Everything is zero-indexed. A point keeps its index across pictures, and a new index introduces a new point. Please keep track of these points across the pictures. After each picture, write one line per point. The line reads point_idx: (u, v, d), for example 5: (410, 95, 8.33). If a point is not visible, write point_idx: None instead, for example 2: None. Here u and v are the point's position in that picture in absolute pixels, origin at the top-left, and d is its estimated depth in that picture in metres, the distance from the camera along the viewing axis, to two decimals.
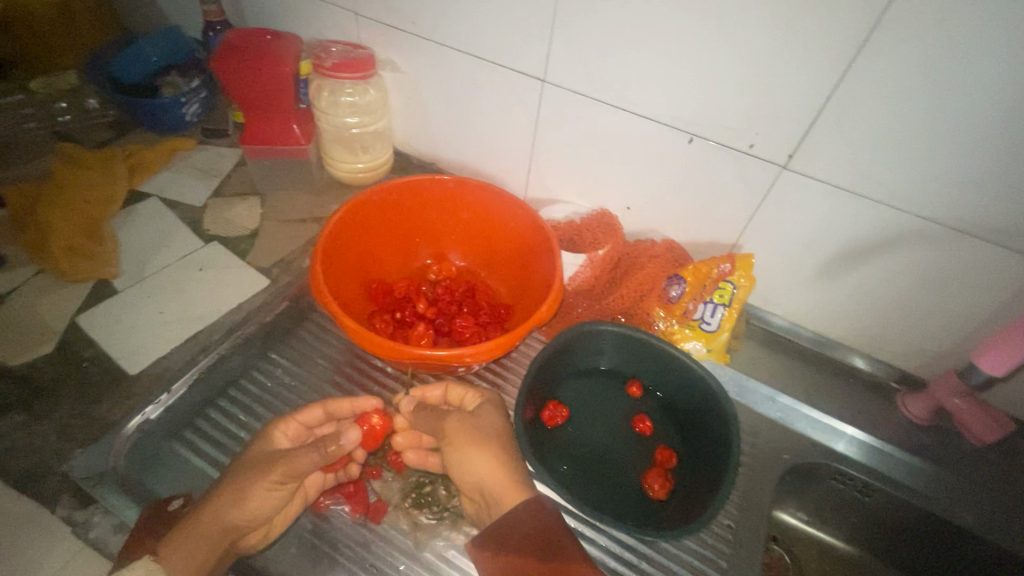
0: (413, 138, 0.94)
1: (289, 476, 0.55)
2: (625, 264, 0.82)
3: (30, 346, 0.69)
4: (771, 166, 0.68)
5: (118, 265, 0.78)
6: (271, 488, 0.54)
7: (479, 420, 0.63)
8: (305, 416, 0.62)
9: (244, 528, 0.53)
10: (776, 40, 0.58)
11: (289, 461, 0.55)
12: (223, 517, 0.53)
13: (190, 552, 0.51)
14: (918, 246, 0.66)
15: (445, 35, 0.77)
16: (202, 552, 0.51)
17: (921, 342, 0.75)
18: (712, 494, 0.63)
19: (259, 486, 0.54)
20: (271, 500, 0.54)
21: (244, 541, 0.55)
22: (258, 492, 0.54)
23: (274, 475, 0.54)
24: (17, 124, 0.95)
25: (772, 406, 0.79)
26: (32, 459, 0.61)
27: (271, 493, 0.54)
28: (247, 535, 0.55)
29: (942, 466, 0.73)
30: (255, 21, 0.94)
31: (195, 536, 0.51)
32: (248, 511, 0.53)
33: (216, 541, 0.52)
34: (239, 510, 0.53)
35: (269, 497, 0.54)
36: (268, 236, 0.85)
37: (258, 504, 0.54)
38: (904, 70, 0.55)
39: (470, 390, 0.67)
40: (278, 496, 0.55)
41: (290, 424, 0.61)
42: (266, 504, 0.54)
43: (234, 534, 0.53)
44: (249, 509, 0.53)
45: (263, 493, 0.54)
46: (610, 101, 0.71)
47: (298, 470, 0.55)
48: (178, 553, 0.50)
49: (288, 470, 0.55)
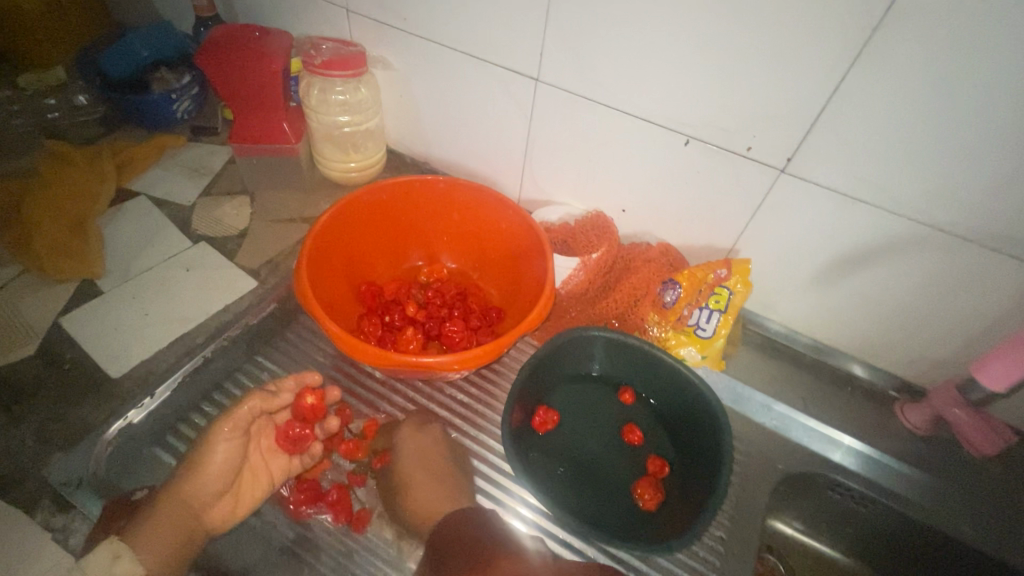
0: (406, 137, 0.92)
1: (240, 428, 0.62)
2: (619, 267, 0.81)
3: (11, 347, 0.68)
4: (769, 170, 0.66)
5: (103, 264, 0.77)
6: (220, 443, 0.60)
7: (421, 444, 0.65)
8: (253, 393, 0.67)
9: (203, 492, 0.58)
10: (772, 40, 0.56)
11: (231, 415, 0.62)
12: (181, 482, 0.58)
13: (156, 524, 0.54)
14: (919, 253, 0.64)
15: (436, 32, 0.75)
16: (169, 522, 0.55)
17: (922, 350, 0.73)
18: (703, 506, 0.62)
19: (211, 444, 0.60)
20: (224, 456, 0.60)
21: (212, 514, 0.58)
22: (208, 450, 0.60)
23: (218, 429, 0.60)
24: (5, 120, 0.94)
25: (769, 414, 0.77)
26: (8, 463, 0.60)
27: (221, 450, 0.60)
28: (211, 507, 0.58)
29: (942, 478, 0.71)
30: (245, 17, 0.93)
31: (161, 505, 0.56)
32: (202, 470, 0.59)
33: (180, 510, 0.56)
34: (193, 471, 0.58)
35: (224, 453, 0.60)
36: (257, 236, 0.83)
37: (213, 461, 0.59)
38: (905, 74, 0.53)
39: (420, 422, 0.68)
40: (228, 449, 0.60)
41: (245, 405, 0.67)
42: (219, 462, 0.59)
43: (198, 502, 0.58)
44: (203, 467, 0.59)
45: (214, 451, 0.60)
46: (604, 101, 0.70)
47: (241, 421, 0.62)
48: (143, 527, 0.53)
49: (233, 423, 0.61)
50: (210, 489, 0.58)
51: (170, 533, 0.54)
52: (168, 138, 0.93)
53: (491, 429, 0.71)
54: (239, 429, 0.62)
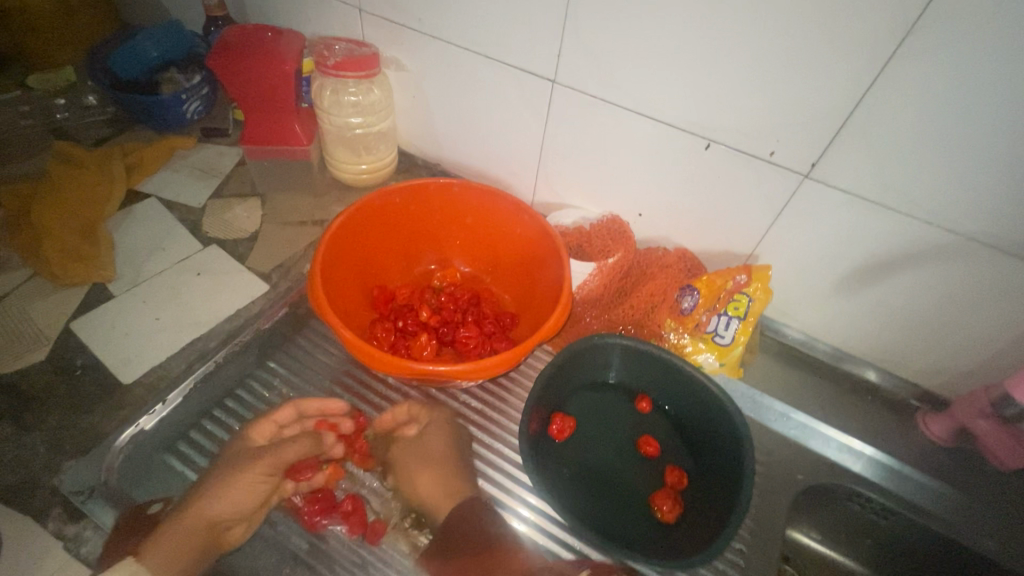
0: (418, 138, 0.91)
1: (272, 467, 0.62)
2: (637, 273, 0.79)
3: (22, 353, 0.68)
4: (793, 175, 0.64)
5: (114, 268, 0.77)
6: (254, 479, 0.60)
7: (432, 441, 0.68)
8: (276, 415, 0.66)
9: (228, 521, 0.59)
10: (800, 42, 0.55)
11: (273, 455, 0.63)
12: (207, 510, 0.58)
13: (172, 549, 0.57)
14: (947, 261, 0.63)
15: (451, 33, 0.74)
16: (186, 544, 0.57)
17: (945, 360, 0.72)
18: (726, 517, 0.61)
19: (239, 478, 0.60)
20: (255, 492, 0.60)
21: (230, 535, 0.59)
22: (243, 484, 0.60)
23: (259, 468, 0.61)
24: (14, 121, 0.93)
25: (787, 424, 0.76)
26: (19, 471, 0.59)
27: (254, 487, 0.60)
28: (230, 530, 0.59)
29: (966, 491, 0.70)
30: (256, 16, 0.92)
31: (183, 528, 0.58)
32: (228, 503, 0.59)
33: (200, 532, 0.58)
34: (222, 503, 0.59)
35: (252, 486, 0.60)
36: (268, 239, 0.82)
37: (239, 494, 0.59)
38: (940, 78, 0.52)
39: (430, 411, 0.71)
40: (260, 485, 0.61)
41: (265, 423, 0.66)
42: (249, 496, 0.60)
43: (218, 526, 0.58)
44: (237, 501, 0.59)
45: (247, 485, 0.60)
46: (623, 104, 0.68)
47: (281, 462, 0.63)
48: (161, 549, 0.56)
49: (273, 463, 0.62)
50: (233, 518, 0.59)
51: (186, 556, 0.57)
52: (178, 140, 0.92)
53: (507, 437, 0.70)
54: (276, 468, 0.62)
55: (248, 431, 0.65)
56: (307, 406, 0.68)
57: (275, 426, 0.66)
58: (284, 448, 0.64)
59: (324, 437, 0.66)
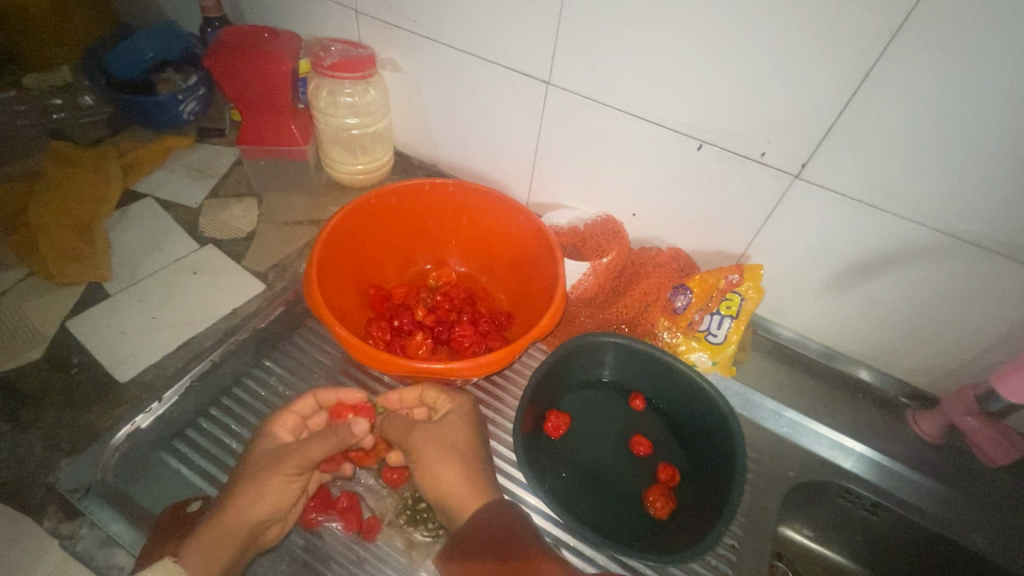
0: (414, 139, 0.92)
1: (303, 465, 0.57)
2: (630, 272, 0.80)
3: (18, 351, 0.68)
4: (783, 175, 0.65)
5: (110, 267, 0.77)
6: (288, 479, 0.56)
7: (451, 419, 0.62)
8: (297, 407, 0.62)
9: (267, 522, 0.55)
10: (790, 45, 0.56)
11: (303, 453, 0.57)
12: (244, 514, 0.54)
13: (211, 552, 0.52)
14: (935, 260, 0.64)
15: (447, 35, 0.75)
16: (226, 550, 0.52)
17: (934, 358, 0.73)
18: (717, 513, 0.62)
19: (271, 481, 0.55)
20: (289, 492, 0.56)
21: (267, 534, 0.56)
22: (275, 486, 0.56)
23: (288, 467, 0.56)
24: (11, 121, 0.94)
25: (779, 422, 0.77)
26: (16, 470, 0.59)
27: (286, 486, 0.56)
28: (267, 530, 0.56)
29: (955, 487, 0.71)
30: (253, 18, 0.92)
31: (218, 534, 0.53)
32: (266, 504, 0.55)
33: (237, 537, 0.53)
34: (258, 507, 0.54)
35: (284, 487, 0.56)
36: (264, 238, 0.83)
37: (273, 497, 0.55)
38: (926, 80, 0.53)
39: (445, 394, 0.65)
40: (293, 487, 0.57)
41: (286, 416, 0.61)
42: (283, 496, 0.56)
43: (257, 529, 0.55)
44: (271, 503, 0.55)
45: (281, 486, 0.56)
46: (616, 106, 0.69)
47: (313, 459, 0.57)
48: (200, 552, 0.51)
49: (301, 461, 0.57)
50: (272, 519, 0.56)
51: (225, 561, 0.52)
52: (175, 140, 0.93)
53: (502, 435, 0.71)
54: (307, 464, 0.57)
55: (269, 424, 0.60)
56: (325, 396, 0.64)
57: (296, 417, 0.62)
58: (314, 444, 0.57)
59: (353, 428, 0.58)
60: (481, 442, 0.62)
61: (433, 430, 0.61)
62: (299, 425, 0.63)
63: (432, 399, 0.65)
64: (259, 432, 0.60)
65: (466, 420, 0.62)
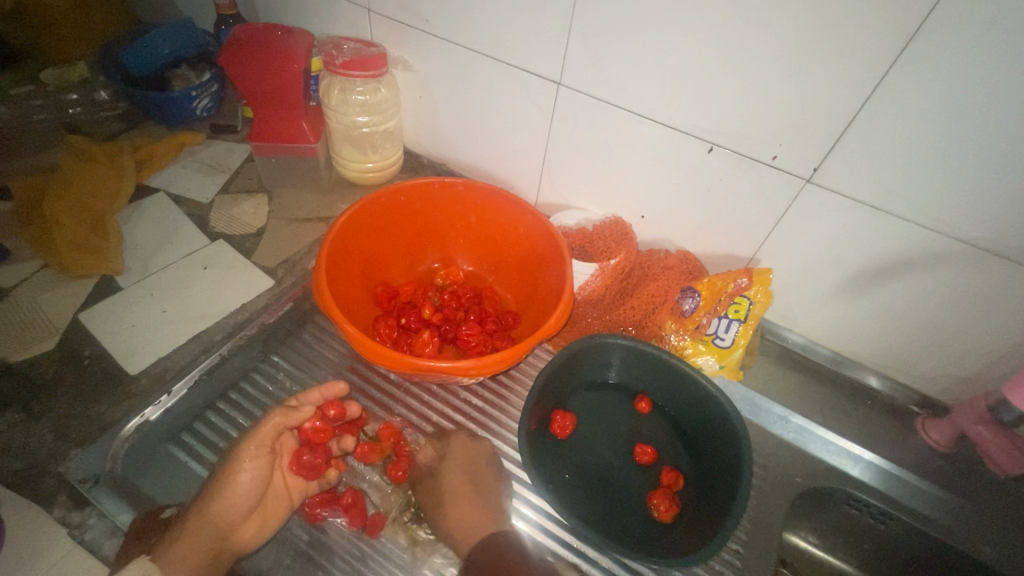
0: (424, 138, 0.93)
1: (266, 446, 0.60)
2: (638, 273, 0.80)
3: (31, 342, 0.69)
4: (795, 179, 0.65)
5: (122, 261, 0.78)
6: (248, 466, 0.58)
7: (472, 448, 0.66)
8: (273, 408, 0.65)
9: (235, 515, 0.56)
10: (802, 47, 0.55)
11: (255, 434, 0.60)
12: (209, 508, 0.55)
13: (185, 554, 0.53)
14: (947, 267, 0.63)
15: (457, 34, 0.75)
16: (197, 548, 0.54)
17: (944, 366, 0.72)
18: (723, 517, 0.61)
19: (235, 467, 0.58)
20: (253, 481, 0.58)
21: (240, 532, 0.56)
22: (234, 471, 0.58)
23: (245, 450, 0.59)
24: (28, 115, 0.95)
25: (786, 427, 0.76)
26: (28, 461, 0.60)
27: (248, 472, 0.58)
28: (240, 528, 0.57)
29: (965, 498, 0.70)
30: (266, 16, 0.93)
31: (190, 532, 0.54)
32: (229, 491, 0.57)
33: (206, 534, 0.54)
34: (219, 497, 0.56)
35: (247, 473, 0.58)
36: (274, 234, 0.83)
37: (239, 483, 0.57)
38: (938, 84, 0.52)
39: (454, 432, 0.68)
40: (253, 470, 0.58)
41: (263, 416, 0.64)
42: (245, 486, 0.57)
43: (227, 524, 0.56)
44: (233, 493, 0.57)
45: (241, 471, 0.58)
46: (628, 107, 0.69)
47: (267, 439, 0.61)
48: (173, 552, 0.52)
49: (257, 442, 0.60)
50: (239, 513, 0.56)
51: (199, 556, 0.53)
52: (188, 136, 0.94)
53: (507, 434, 0.71)
54: (263, 447, 0.60)
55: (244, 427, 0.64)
56: (305, 397, 0.64)
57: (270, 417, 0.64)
58: (264, 422, 0.60)
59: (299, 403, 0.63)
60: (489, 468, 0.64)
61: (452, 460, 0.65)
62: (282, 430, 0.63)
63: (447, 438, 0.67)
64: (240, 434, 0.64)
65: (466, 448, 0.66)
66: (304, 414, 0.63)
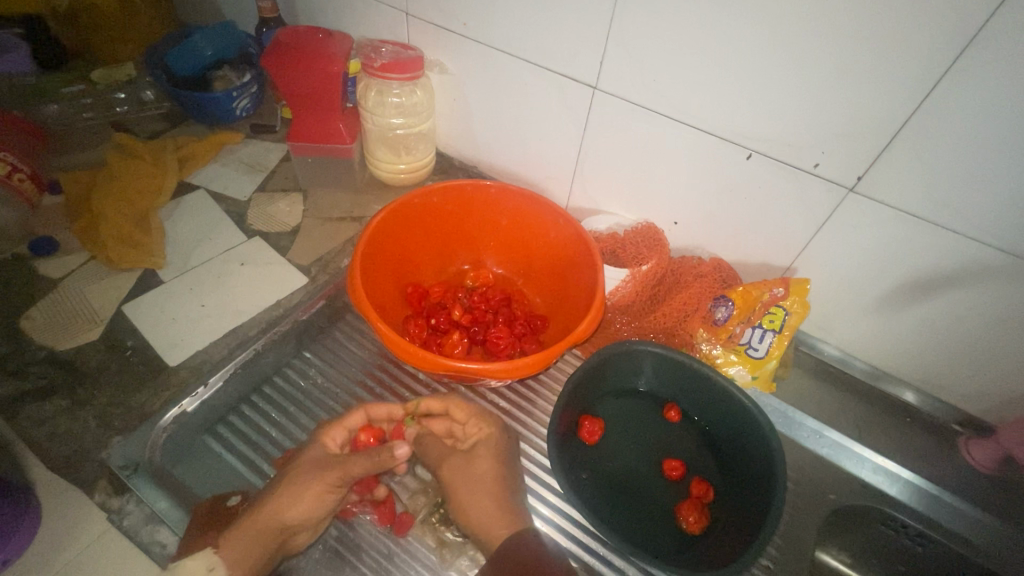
0: (457, 140, 0.93)
1: (342, 481, 0.57)
2: (670, 280, 0.79)
3: (77, 332, 0.71)
4: (837, 188, 0.63)
5: (163, 255, 0.80)
6: (319, 492, 0.56)
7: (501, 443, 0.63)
8: (348, 420, 0.62)
9: (297, 527, 0.55)
10: (850, 52, 0.54)
11: (343, 467, 0.58)
12: (280, 516, 0.55)
13: (246, 548, 0.54)
14: (997, 281, 0.61)
15: (495, 37, 0.75)
16: (256, 548, 0.54)
17: (990, 384, 0.69)
18: (756, 531, 0.60)
19: (307, 492, 0.56)
20: (323, 503, 0.57)
21: (296, 540, 0.56)
22: (313, 495, 0.56)
23: (329, 478, 0.57)
24: (77, 113, 0.99)
25: (820, 442, 0.74)
26: (71, 447, 0.62)
27: (325, 498, 0.56)
28: (296, 536, 0.56)
29: (1011, 524, 0.67)
30: (306, 19, 0.95)
31: (252, 530, 0.54)
32: (301, 509, 0.55)
33: (267, 539, 0.54)
34: (291, 512, 0.55)
35: (319, 501, 0.56)
36: (309, 233, 0.85)
37: (311, 504, 0.56)
38: (995, 92, 0.50)
39: (477, 420, 0.64)
40: (331, 499, 0.57)
41: (336, 428, 0.62)
42: (317, 507, 0.56)
43: (287, 532, 0.55)
44: (302, 507, 0.55)
45: (318, 495, 0.56)
46: (664, 112, 0.68)
47: (352, 476, 0.58)
48: (237, 547, 0.54)
49: (343, 475, 0.57)
50: (301, 526, 0.56)
51: (257, 556, 0.54)
52: (227, 135, 0.96)
53: (534, 438, 0.71)
54: (346, 481, 0.58)
55: (320, 436, 0.61)
56: (375, 411, 0.64)
57: (345, 431, 0.62)
58: (355, 460, 0.58)
59: (396, 451, 0.58)
60: (511, 465, 0.62)
61: (462, 467, 0.62)
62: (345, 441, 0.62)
63: (474, 428, 0.64)
64: (310, 440, 0.61)
65: (496, 435, 0.64)
66: (397, 459, 0.58)
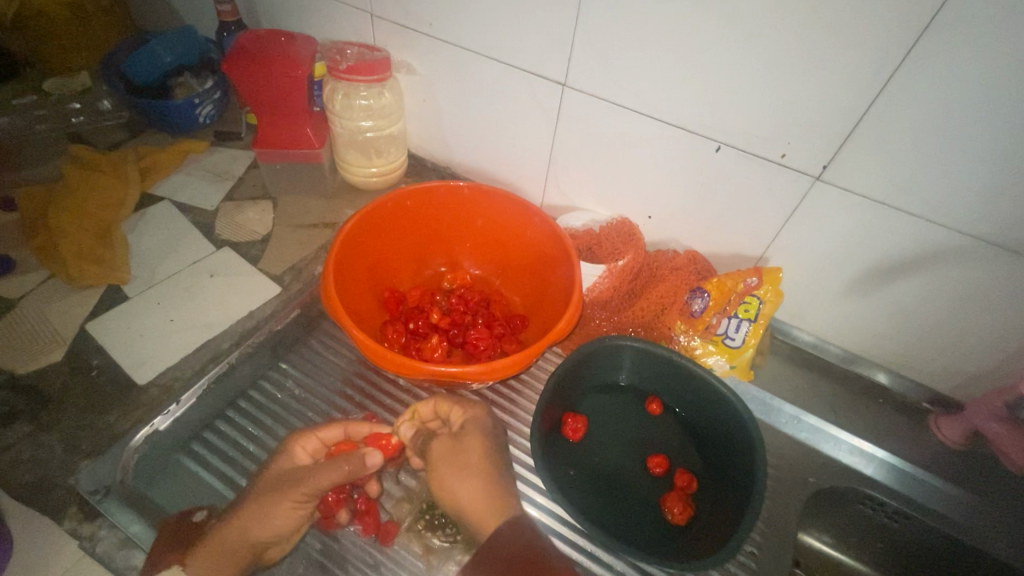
0: (428, 141, 0.92)
1: (309, 495, 0.57)
2: (646, 274, 0.80)
3: (38, 354, 0.68)
4: (804, 177, 0.64)
5: (128, 270, 0.78)
6: (284, 509, 0.56)
7: (489, 438, 0.64)
8: (322, 432, 0.63)
9: (267, 543, 0.57)
10: (811, 42, 0.55)
11: (308, 483, 0.57)
12: (249, 533, 0.56)
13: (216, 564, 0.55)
14: (960, 263, 0.63)
15: (461, 36, 0.74)
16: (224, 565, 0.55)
17: (956, 362, 0.71)
18: (736, 521, 0.61)
19: (271, 511, 0.56)
20: (288, 520, 0.57)
21: (270, 552, 0.57)
22: (283, 512, 0.56)
23: (296, 494, 0.57)
24: (30, 125, 0.95)
25: (799, 427, 0.76)
26: (36, 473, 0.59)
27: (293, 513, 0.57)
28: (269, 550, 0.57)
29: (981, 496, 0.69)
30: (268, 22, 0.93)
31: (220, 548, 0.56)
32: (269, 527, 0.56)
33: (235, 555, 0.56)
34: (258, 529, 0.56)
35: (286, 518, 0.57)
36: (280, 241, 0.83)
37: (277, 521, 0.56)
38: (950, 79, 0.52)
39: (462, 405, 0.66)
40: (301, 513, 0.57)
41: (309, 439, 0.63)
42: (288, 523, 0.57)
43: (257, 548, 0.56)
44: (268, 525, 0.56)
45: (284, 513, 0.56)
46: (631, 106, 0.69)
47: (321, 488, 0.57)
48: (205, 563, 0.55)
49: (310, 490, 0.57)
50: (273, 541, 0.57)
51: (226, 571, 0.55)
52: (191, 143, 0.94)
53: (518, 438, 0.70)
54: (315, 494, 0.57)
55: (292, 446, 0.63)
56: (355, 429, 0.64)
57: (318, 441, 0.63)
58: (323, 473, 0.57)
59: (367, 460, 0.58)
60: (497, 454, 0.63)
61: (446, 454, 0.63)
62: (319, 451, 0.63)
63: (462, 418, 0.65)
64: (282, 452, 0.63)
65: (480, 419, 0.65)
66: (371, 467, 0.59)
